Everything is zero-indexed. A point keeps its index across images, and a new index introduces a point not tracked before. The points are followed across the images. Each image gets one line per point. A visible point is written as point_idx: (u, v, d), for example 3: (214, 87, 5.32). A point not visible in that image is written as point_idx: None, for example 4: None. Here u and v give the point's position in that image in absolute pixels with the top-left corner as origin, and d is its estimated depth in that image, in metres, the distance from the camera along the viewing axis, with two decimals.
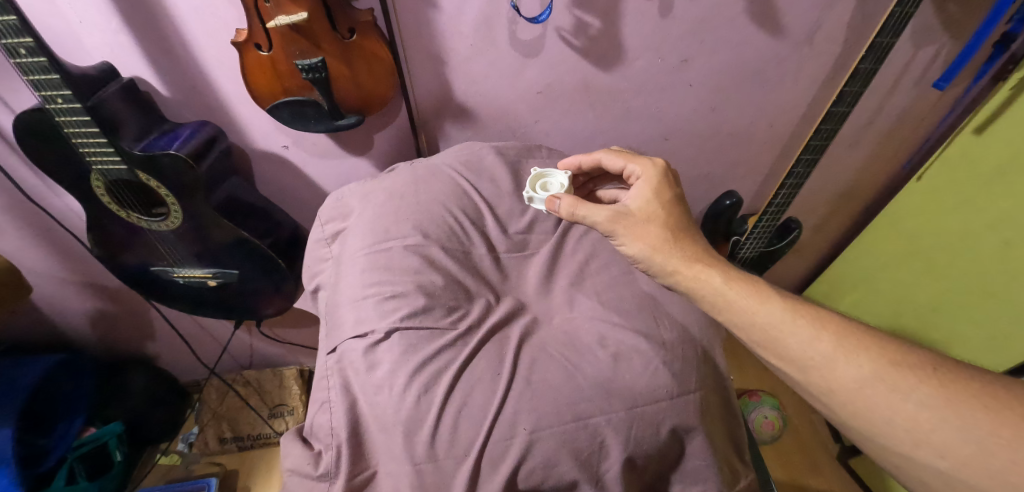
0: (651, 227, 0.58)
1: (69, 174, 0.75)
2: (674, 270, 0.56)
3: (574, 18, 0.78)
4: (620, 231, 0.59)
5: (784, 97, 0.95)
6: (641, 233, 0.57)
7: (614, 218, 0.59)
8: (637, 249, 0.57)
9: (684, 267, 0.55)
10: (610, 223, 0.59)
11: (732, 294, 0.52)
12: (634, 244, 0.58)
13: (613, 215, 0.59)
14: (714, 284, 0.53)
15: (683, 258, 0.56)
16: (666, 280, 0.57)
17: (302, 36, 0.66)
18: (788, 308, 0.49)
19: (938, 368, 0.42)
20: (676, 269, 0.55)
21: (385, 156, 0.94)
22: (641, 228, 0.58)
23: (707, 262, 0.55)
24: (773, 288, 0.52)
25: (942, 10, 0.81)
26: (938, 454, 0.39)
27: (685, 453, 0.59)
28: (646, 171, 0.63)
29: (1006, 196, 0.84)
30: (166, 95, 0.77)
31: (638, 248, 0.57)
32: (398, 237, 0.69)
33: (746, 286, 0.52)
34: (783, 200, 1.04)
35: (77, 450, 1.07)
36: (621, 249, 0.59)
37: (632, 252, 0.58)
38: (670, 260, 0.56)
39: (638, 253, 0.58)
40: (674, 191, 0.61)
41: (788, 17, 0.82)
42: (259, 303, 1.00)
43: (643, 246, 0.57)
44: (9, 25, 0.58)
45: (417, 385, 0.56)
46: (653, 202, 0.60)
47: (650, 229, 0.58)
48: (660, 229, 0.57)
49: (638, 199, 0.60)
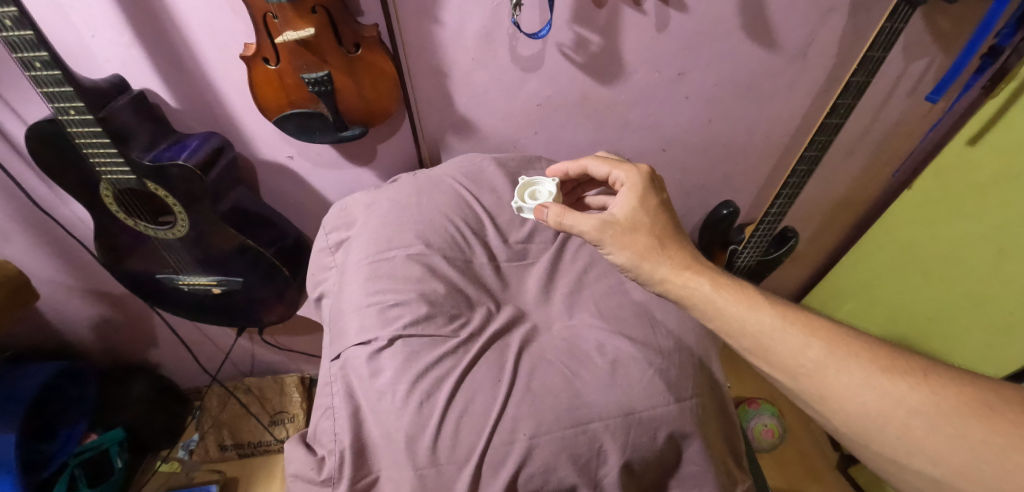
0: (639, 235, 0.59)
1: (79, 184, 0.76)
2: (663, 279, 0.57)
3: (574, 34, 0.81)
4: (608, 240, 0.60)
5: (780, 109, 0.98)
6: (628, 242, 0.59)
7: (602, 227, 0.60)
8: (626, 257, 0.59)
9: (673, 275, 0.56)
10: (598, 232, 0.60)
11: (722, 301, 0.53)
12: (623, 253, 0.59)
13: (600, 224, 0.60)
14: (704, 292, 0.54)
15: (673, 266, 0.57)
16: (656, 288, 0.58)
17: (309, 51, 0.68)
18: (777, 315, 0.50)
19: (929, 373, 0.43)
20: (665, 277, 0.57)
21: (388, 167, 0.96)
22: (628, 237, 0.59)
23: (698, 269, 0.56)
24: (763, 295, 0.53)
25: (932, 25, 0.84)
26: (932, 461, 0.40)
27: (682, 458, 0.60)
28: (631, 177, 0.64)
29: (999, 207, 0.86)
30: (174, 105, 0.79)
31: (626, 257, 0.59)
32: (399, 247, 0.70)
33: (736, 294, 0.53)
34: (779, 209, 1.06)
35: (77, 457, 1.08)
36: (610, 257, 0.61)
37: (621, 261, 0.60)
38: (658, 268, 0.57)
39: (626, 262, 0.59)
40: (660, 196, 0.62)
41: (781, 31, 0.85)
42: (262, 310, 1.01)
43: (631, 255, 0.59)
44: (25, 40, 0.59)
45: (419, 393, 0.57)
46: (639, 210, 0.60)
47: (637, 237, 0.59)
48: (646, 237, 0.59)
49: (624, 207, 0.61)
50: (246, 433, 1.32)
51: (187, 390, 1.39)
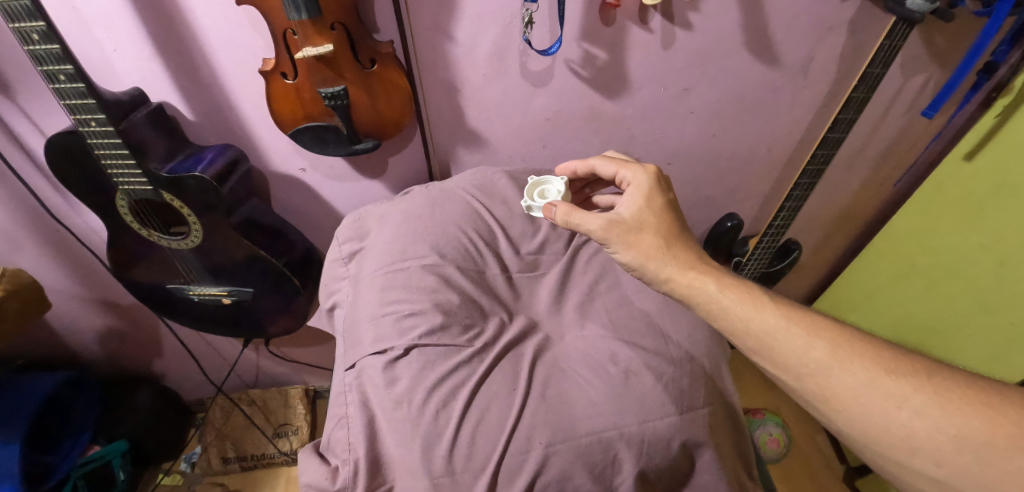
0: (645, 235, 0.60)
1: (96, 194, 0.77)
2: (668, 278, 0.58)
3: (582, 50, 0.83)
4: (614, 240, 0.61)
5: (782, 124, 1.00)
6: (634, 241, 0.60)
7: (608, 226, 0.61)
8: (631, 257, 0.60)
9: (678, 275, 0.57)
10: (604, 231, 0.61)
11: (726, 301, 0.54)
12: (629, 252, 0.60)
13: (607, 223, 0.61)
14: (709, 291, 0.55)
15: (678, 266, 0.58)
16: (662, 287, 0.59)
17: (326, 66, 0.69)
18: (781, 315, 0.51)
19: (932, 375, 0.44)
20: (670, 276, 0.58)
21: (398, 179, 0.97)
22: (633, 236, 0.60)
23: (703, 270, 0.57)
24: (768, 295, 0.54)
25: (930, 42, 0.86)
26: (935, 462, 0.41)
27: (695, 467, 0.61)
28: (638, 177, 0.65)
29: (997, 219, 0.88)
30: (191, 118, 0.81)
31: (632, 256, 0.60)
32: (414, 256, 0.71)
33: (741, 293, 0.54)
34: (782, 222, 1.08)
35: (82, 467, 1.07)
36: (616, 256, 0.62)
37: (626, 260, 0.61)
38: (663, 268, 0.58)
39: (632, 261, 0.60)
40: (665, 196, 0.63)
41: (783, 49, 0.87)
42: (271, 320, 1.02)
43: (636, 254, 0.60)
44: (52, 53, 0.60)
45: (436, 401, 0.58)
46: (644, 210, 0.61)
47: (644, 236, 0.60)
48: (652, 237, 0.60)
49: (630, 206, 0.62)
50: (249, 445, 1.32)
51: (190, 401, 1.38)
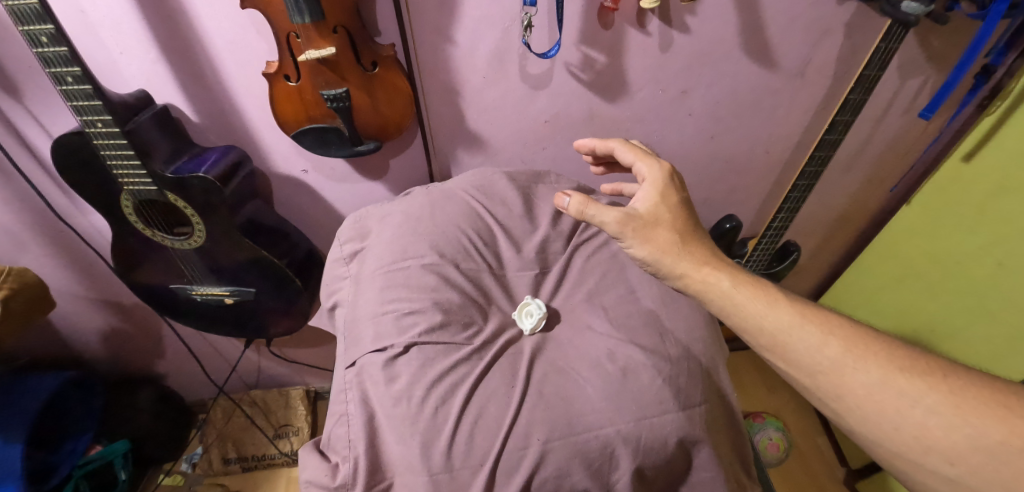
0: (660, 230, 0.60)
1: (101, 195, 0.78)
2: (682, 274, 0.58)
3: (581, 54, 0.84)
4: (629, 234, 0.60)
5: (780, 126, 1.01)
6: (650, 237, 0.59)
7: (624, 220, 0.60)
8: (647, 252, 0.59)
9: (693, 271, 0.57)
10: (620, 225, 0.60)
11: (738, 296, 0.54)
12: (644, 247, 0.59)
13: (622, 217, 0.60)
14: (723, 287, 0.55)
15: (692, 262, 0.58)
16: (675, 282, 0.59)
17: (328, 68, 0.71)
18: (796, 313, 0.51)
19: (946, 375, 0.44)
20: (685, 272, 0.58)
21: (399, 180, 0.98)
22: (650, 231, 0.60)
23: (716, 265, 0.57)
24: (781, 292, 0.54)
25: (926, 45, 0.87)
26: (948, 461, 0.42)
27: (692, 465, 0.61)
28: (652, 172, 0.64)
29: (995, 221, 0.88)
30: (196, 120, 0.82)
31: (647, 251, 0.59)
32: (416, 256, 0.72)
33: (754, 290, 0.54)
34: (781, 224, 1.09)
35: (82, 467, 1.08)
36: (630, 251, 0.61)
37: (641, 255, 0.60)
38: (679, 264, 0.58)
39: (647, 256, 0.59)
40: (680, 194, 0.63)
41: (780, 52, 0.88)
42: (273, 320, 1.03)
43: (653, 249, 0.59)
44: (60, 55, 0.62)
45: (435, 398, 0.59)
46: (660, 206, 0.61)
47: (658, 232, 0.59)
48: (668, 233, 0.59)
49: (646, 202, 0.61)
50: (250, 446, 1.33)
51: (191, 402, 1.39)
